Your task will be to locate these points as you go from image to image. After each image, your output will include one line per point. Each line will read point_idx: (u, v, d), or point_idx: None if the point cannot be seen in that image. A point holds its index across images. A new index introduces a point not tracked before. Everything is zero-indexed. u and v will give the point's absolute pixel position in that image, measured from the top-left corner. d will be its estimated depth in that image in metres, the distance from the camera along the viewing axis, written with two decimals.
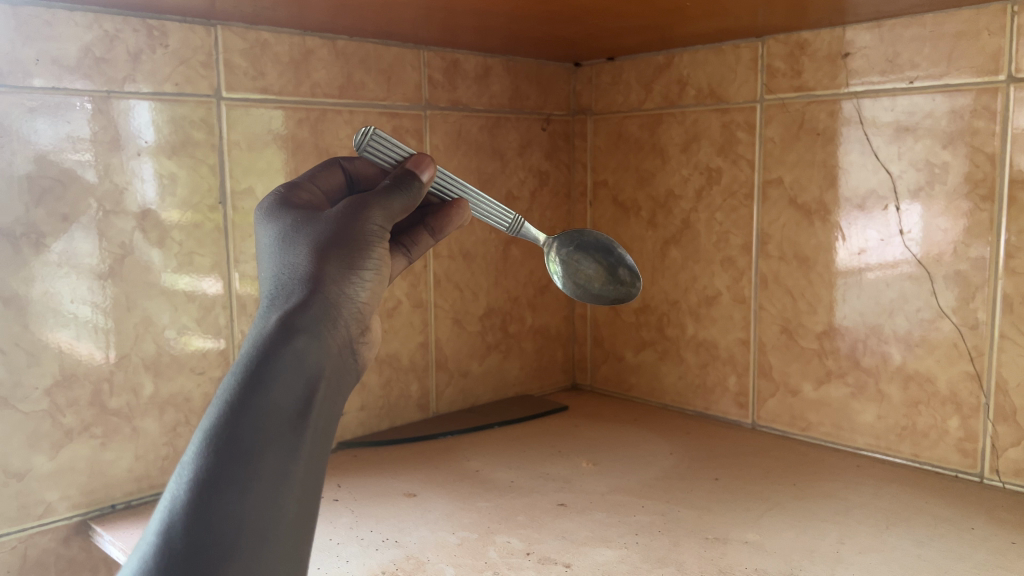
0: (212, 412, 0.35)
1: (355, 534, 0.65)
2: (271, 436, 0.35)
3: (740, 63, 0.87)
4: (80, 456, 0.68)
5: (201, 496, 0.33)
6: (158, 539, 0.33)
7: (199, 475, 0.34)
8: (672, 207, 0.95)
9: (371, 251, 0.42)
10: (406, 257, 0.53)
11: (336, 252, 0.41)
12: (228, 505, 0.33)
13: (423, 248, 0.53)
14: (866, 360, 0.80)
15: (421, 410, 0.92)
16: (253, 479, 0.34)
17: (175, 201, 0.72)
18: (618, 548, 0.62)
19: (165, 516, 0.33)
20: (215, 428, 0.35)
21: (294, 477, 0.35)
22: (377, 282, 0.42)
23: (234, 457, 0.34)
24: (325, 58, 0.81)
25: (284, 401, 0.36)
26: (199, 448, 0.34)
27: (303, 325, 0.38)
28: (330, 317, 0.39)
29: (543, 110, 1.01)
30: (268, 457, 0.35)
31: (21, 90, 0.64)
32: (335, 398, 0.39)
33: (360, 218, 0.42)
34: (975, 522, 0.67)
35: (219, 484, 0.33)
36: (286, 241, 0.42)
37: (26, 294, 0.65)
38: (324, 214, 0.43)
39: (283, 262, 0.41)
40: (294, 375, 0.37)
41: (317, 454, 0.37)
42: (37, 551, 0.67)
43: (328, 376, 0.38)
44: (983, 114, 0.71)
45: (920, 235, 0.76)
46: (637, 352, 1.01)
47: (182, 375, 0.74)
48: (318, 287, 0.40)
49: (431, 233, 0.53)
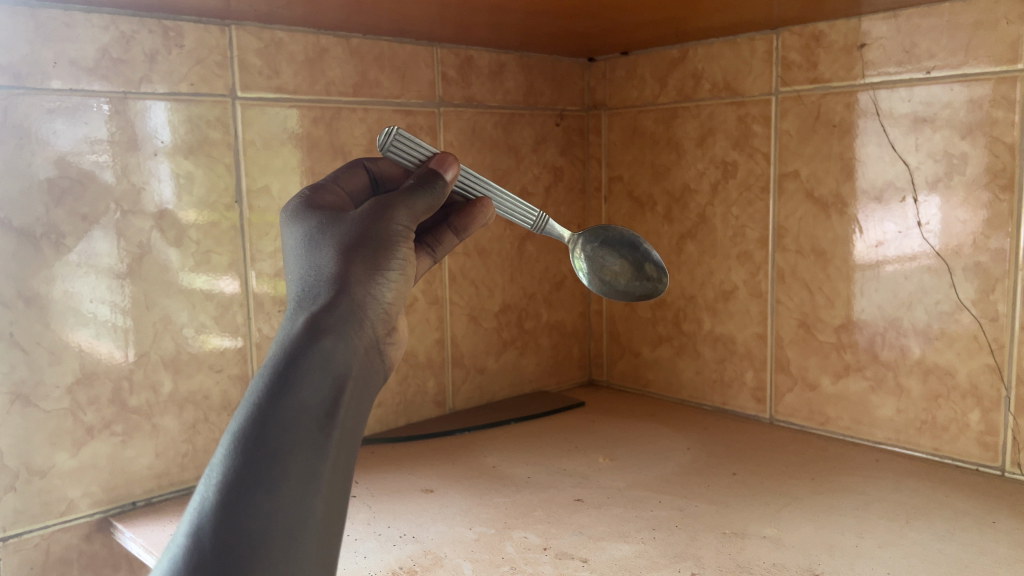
0: (240, 414, 0.36)
1: (373, 530, 0.66)
2: (299, 437, 0.35)
3: (755, 55, 0.87)
4: (102, 453, 0.69)
5: (230, 496, 0.34)
6: (188, 539, 0.34)
7: (228, 476, 0.34)
8: (688, 201, 0.95)
9: (397, 252, 0.42)
10: (432, 256, 0.53)
11: (361, 252, 0.41)
12: (256, 507, 0.34)
13: (447, 247, 0.53)
14: (885, 354, 0.80)
15: (438, 406, 0.92)
16: (282, 480, 0.34)
17: (192, 200, 0.73)
18: (636, 543, 0.62)
19: (196, 516, 0.34)
20: (243, 430, 0.35)
21: (321, 478, 0.35)
22: (403, 282, 0.42)
23: (262, 458, 0.34)
24: (339, 56, 0.81)
25: (311, 402, 0.36)
26: (228, 449, 0.35)
27: (329, 326, 0.38)
28: (357, 317, 0.39)
29: (557, 106, 1.01)
30: (296, 457, 0.35)
31: (40, 91, 0.64)
32: (363, 398, 0.39)
33: (385, 219, 0.42)
34: (997, 516, 0.66)
35: (248, 485, 0.34)
36: (315, 242, 0.42)
37: (46, 293, 0.65)
38: (349, 215, 0.43)
39: (309, 264, 0.41)
40: (321, 375, 0.37)
41: (346, 453, 0.37)
42: (60, 547, 0.68)
43: (356, 377, 0.38)
44: (1002, 103, 0.70)
45: (939, 227, 0.75)
46: (654, 347, 1.01)
47: (201, 372, 0.75)
48: (345, 287, 0.40)
49: (455, 233, 0.53)
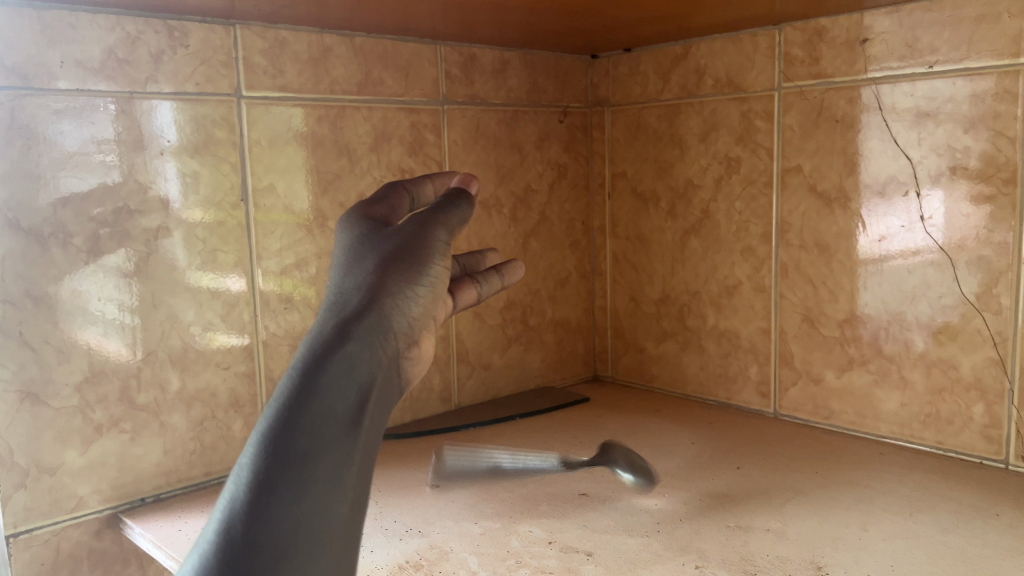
0: (268, 415, 0.36)
1: (379, 524, 0.66)
2: (326, 440, 0.36)
3: (758, 51, 0.87)
4: (111, 450, 0.70)
5: (260, 496, 0.34)
6: (217, 537, 0.34)
7: (256, 476, 0.35)
8: (692, 196, 0.95)
9: (429, 266, 0.43)
10: (476, 290, 0.52)
11: (393, 262, 0.42)
12: (283, 508, 0.34)
13: (491, 284, 0.53)
14: (889, 348, 0.80)
15: (443, 402, 0.93)
16: (308, 482, 0.35)
17: (198, 199, 0.73)
18: (640, 537, 0.62)
19: (224, 515, 0.34)
20: (271, 431, 0.35)
21: (347, 483, 0.36)
22: (431, 295, 0.43)
23: (289, 460, 0.35)
24: (343, 55, 0.82)
25: (338, 406, 0.37)
26: (256, 449, 0.35)
27: (358, 332, 0.39)
28: (386, 325, 0.40)
29: (561, 102, 1.01)
30: (323, 460, 0.35)
31: (47, 92, 0.65)
32: (385, 405, 0.40)
33: (418, 233, 0.43)
34: (1001, 509, 0.66)
35: (274, 486, 0.34)
36: (348, 251, 0.43)
37: (55, 293, 0.66)
38: (384, 227, 0.44)
39: (342, 272, 0.42)
40: (348, 380, 0.37)
41: (370, 458, 0.38)
42: (70, 544, 0.68)
43: (382, 384, 0.39)
44: (1005, 97, 0.70)
45: (942, 221, 0.75)
46: (659, 343, 1.01)
47: (208, 370, 0.75)
48: (377, 295, 0.40)
49: (501, 274, 0.53)
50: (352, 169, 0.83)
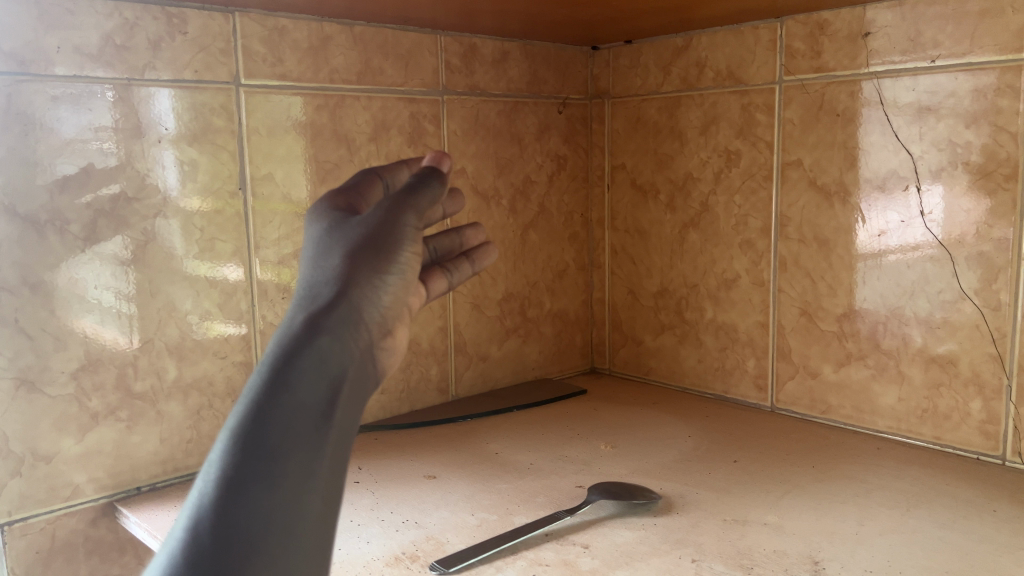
0: (237, 411, 0.35)
1: (376, 516, 0.66)
2: (295, 437, 0.35)
3: (760, 44, 0.87)
4: (107, 438, 0.70)
5: (228, 493, 0.34)
6: (187, 534, 0.33)
7: (224, 473, 0.34)
8: (691, 189, 0.95)
9: (400, 254, 0.42)
10: (448, 281, 0.50)
11: (365, 254, 0.41)
12: (253, 504, 0.34)
13: (463, 274, 0.51)
14: (887, 342, 0.80)
15: (441, 393, 0.93)
16: (279, 478, 0.34)
17: (196, 187, 0.73)
18: (637, 529, 0.62)
19: (194, 513, 0.34)
20: (240, 427, 0.35)
21: (320, 477, 0.35)
22: (403, 285, 0.42)
23: (257, 457, 0.34)
24: (343, 43, 0.81)
25: (307, 400, 0.35)
26: (224, 445, 0.34)
27: (328, 326, 0.38)
28: (356, 317, 0.39)
29: (561, 94, 1.01)
30: (293, 456, 0.35)
31: (44, 78, 0.64)
32: (359, 397, 0.38)
33: (390, 222, 0.42)
34: (998, 504, 0.66)
35: (244, 483, 0.34)
36: (319, 244, 0.42)
37: (51, 280, 0.66)
38: (356, 218, 0.43)
39: (314, 265, 0.41)
40: (317, 373, 0.36)
41: (344, 451, 0.37)
42: (65, 532, 0.68)
43: (354, 376, 0.38)
44: (1007, 92, 0.70)
45: (942, 216, 0.75)
46: (657, 335, 1.01)
47: (205, 359, 0.75)
48: (347, 285, 0.40)
49: (470, 261, 0.51)
50: (351, 159, 0.83)
